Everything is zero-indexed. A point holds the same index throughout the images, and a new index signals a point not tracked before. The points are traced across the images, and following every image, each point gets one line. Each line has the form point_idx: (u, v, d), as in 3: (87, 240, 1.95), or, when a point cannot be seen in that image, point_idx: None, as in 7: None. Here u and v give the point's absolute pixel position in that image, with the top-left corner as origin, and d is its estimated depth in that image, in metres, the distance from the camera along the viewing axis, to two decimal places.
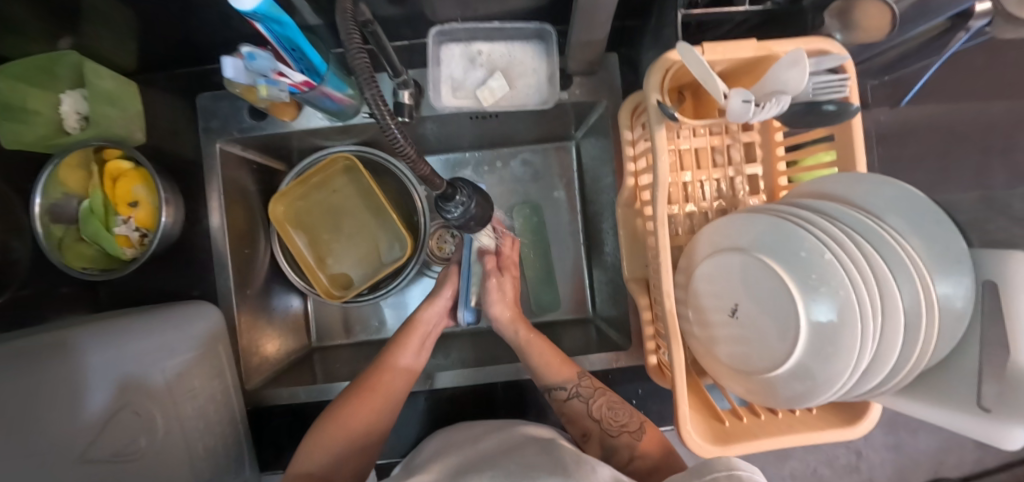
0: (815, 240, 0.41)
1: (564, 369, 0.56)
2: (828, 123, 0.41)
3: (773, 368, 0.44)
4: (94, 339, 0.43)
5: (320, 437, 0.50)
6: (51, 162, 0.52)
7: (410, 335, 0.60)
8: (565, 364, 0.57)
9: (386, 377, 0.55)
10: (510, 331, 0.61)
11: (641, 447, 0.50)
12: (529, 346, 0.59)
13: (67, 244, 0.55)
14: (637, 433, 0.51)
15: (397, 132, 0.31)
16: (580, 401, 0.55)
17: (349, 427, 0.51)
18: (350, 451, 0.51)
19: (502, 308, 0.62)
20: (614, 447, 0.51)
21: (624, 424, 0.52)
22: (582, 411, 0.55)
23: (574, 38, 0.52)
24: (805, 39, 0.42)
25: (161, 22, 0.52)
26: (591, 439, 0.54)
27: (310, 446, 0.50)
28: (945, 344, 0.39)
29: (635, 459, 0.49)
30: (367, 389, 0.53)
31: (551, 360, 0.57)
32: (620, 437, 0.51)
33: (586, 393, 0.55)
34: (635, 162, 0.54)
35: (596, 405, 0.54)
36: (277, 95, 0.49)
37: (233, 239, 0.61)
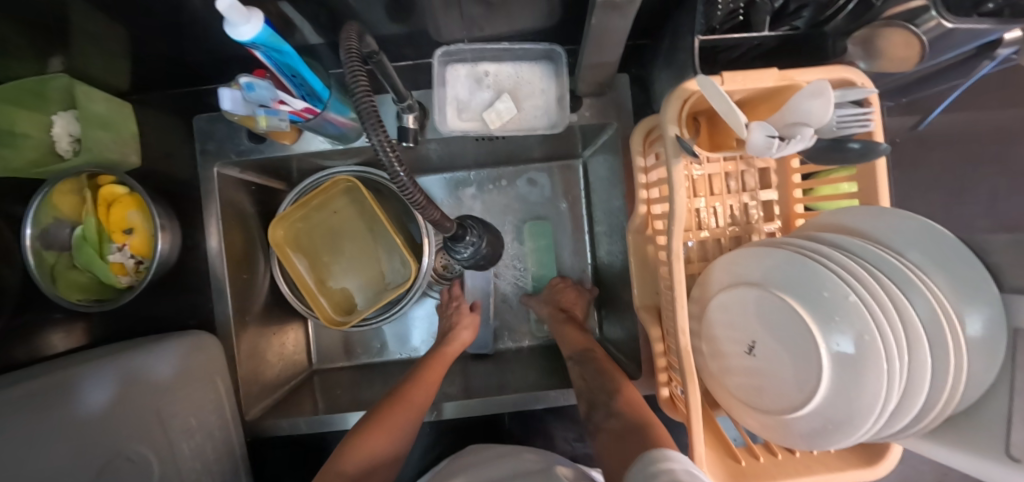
0: (838, 281, 0.39)
1: (577, 340, 0.62)
2: (854, 161, 0.39)
3: (792, 409, 0.43)
4: (98, 376, 0.41)
5: (358, 443, 0.49)
6: (41, 189, 0.50)
7: (436, 360, 0.60)
8: (576, 338, 0.62)
9: (413, 396, 0.54)
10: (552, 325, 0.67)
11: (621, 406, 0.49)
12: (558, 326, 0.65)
13: (59, 273, 0.53)
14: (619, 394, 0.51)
15: (398, 170, 0.30)
16: (576, 366, 0.57)
17: (389, 430, 0.50)
18: (384, 457, 0.50)
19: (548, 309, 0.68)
20: (597, 402, 0.51)
21: (608, 388, 0.52)
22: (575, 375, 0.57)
23: (585, 61, 0.50)
24: (827, 67, 0.41)
25: (155, 43, 0.50)
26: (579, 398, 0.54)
27: (354, 448, 0.49)
28: (973, 389, 0.38)
29: (610, 416, 0.49)
30: (401, 401, 0.53)
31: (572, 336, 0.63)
32: (602, 393, 0.52)
33: (585, 359, 0.58)
34: (648, 190, 0.52)
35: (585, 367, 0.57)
36: (278, 125, 0.46)
37: (232, 264, 0.59)
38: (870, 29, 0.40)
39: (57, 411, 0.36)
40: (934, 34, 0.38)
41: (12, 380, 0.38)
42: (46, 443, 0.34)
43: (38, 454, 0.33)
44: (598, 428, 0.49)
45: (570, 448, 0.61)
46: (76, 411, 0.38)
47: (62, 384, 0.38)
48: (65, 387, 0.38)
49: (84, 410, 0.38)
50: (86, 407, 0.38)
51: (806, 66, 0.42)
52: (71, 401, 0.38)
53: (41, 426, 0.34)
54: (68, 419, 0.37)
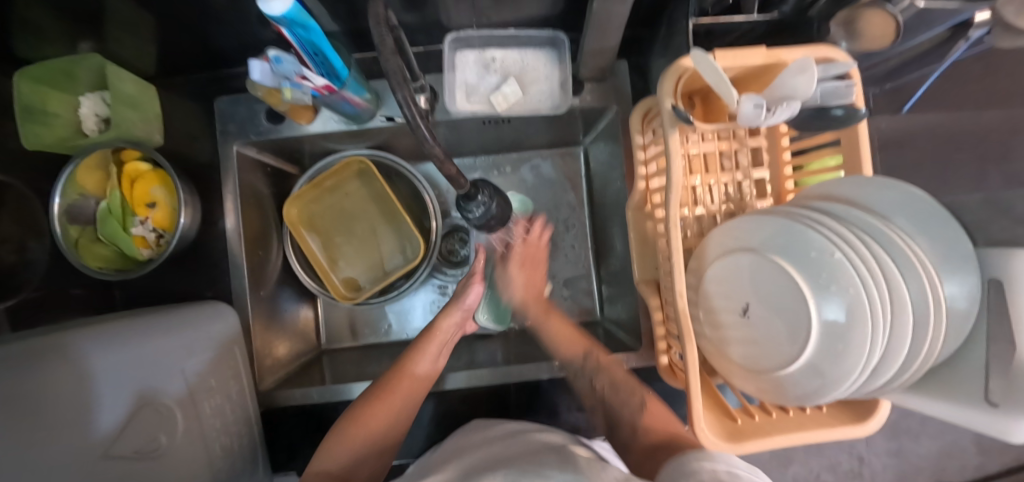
0: (826, 241, 0.42)
1: (575, 343, 0.59)
2: (836, 127, 0.43)
3: (783, 366, 0.45)
4: (104, 337, 0.42)
5: (336, 440, 0.49)
6: (71, 162, 0.52)
7: (429, 341, 0.59)
8: (576, 340, 0.59)
9: (403, 383, 0.54)
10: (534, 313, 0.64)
11: (644, 423, 0.48)
12: (541, 324, 0.63)
13: (82, 245, 0.55)
14: (640, 414, 0.49)
15: (426, 131, 0.32)
16: (586, 378, 0.56)
17: (368, 427, 0.50)
18: (377, 445, 0.51)
19: (518, 272, 0.65)
20: (621, 427, 0.50)
21: (628, 405, 0.51)
22: (589, 389, 0.56)
23: (587, 45, 0.53)
24: (812, 46, 0.44)
25: (181, 27, 0.53)
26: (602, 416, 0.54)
27: (331, 447, 0.49)
28: (952, 341, 0.40)
29: (637, 433, 0.48)
30: (383, 394, 0.52)
31: (565, 335, 0.61)
32: (623, 409, 0.51)
33: (593, 369, 0.56)
34: (646, 167, 0.55)
35: (600, 380, 0.55)
36: (301, 97, 0.50)
37: (248, 242, 0.61)
38: (851, 11, 0.44)
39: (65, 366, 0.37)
40: (909, 14, 0.43)
41: (40, 335, 0.39)
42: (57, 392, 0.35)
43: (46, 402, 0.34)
44: (626, 446, 0.49)
45: (572, 419, 0.63)
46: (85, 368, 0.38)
47: (62, 343, 0.38)
48: (73, 345, 0.39)
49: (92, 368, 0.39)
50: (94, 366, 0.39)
51: (793, 46, 0.45)
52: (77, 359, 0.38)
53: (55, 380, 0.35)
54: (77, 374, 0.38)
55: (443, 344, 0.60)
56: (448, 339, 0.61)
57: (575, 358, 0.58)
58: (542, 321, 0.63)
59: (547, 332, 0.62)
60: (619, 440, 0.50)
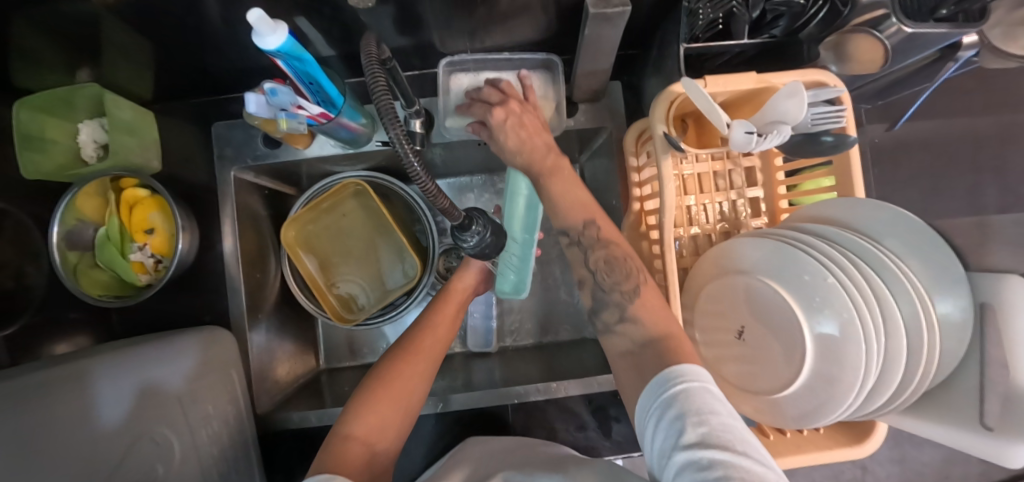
0: (817, 264, 0.42)
1: (580, 210, 0.49)
2: (828, 153, 0.44)
3: (781, 389, 0.45)
4: (109, 367, 0.43)
5: (361, 407, 0.47)
6: (70, 190, 0.53)
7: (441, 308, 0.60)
8: (585, 207, 0.49)
9: (398, 380, 0.50)
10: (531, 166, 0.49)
11: (632, 308, 0.44)
12: (542, 185, 0.48)
13: (81, 271, 0.56)
14: (632, 295, 0.45)
15: (413, 162, 0.31)
16: (580, 249, 0.48)
17: (394, 395, 0.49)
18: (403, 409, 0.49)
19: (512, 127, 0.49)
20: (605, 302, 0.47)
21: (618, 282, 0.46)
22: (581, 259, 0.49)
23: (579, 68, 0.54)
24: (801, 72, 0.45)
25: (178, 55, 0.54)
26: (585, 286, 0.49)
27: (361, 411, 0.47)
28: (947, 364, 0.41)
29: (624, 321, 0.44)
30: (380, 390, 0.49)
31: (573, 197, 0.49)
32: (613, 292, 0.46)
33: (587, 241, 0.48)
34: (641, 188, 0.56)
35: (594, 255, 0.47)
36: (296, 127, 0.50)
37: (246, 265, 0.62)
38: (840, 36, 0.45)
39: (69, 393, 0.38)
40: (896, 38, 0.43)
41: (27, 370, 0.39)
42: (63, 421, 0.36)
43: (45, 439, 0.34)
44: None
45: (571, 438, 0.62)
46: (87, 397, 0.39)
47: (62, 375, 0.39)
48: (79, 376, 0.40)
49: (93, 397, 0.40)
50: (96, 395, 0.40)
51: (783, 71, 0.46)
52: (79, 387, 0.39)
53: (52, 415, 0.36)
54: (80, 403, 0.38)
55: (433, 346, 0.55)
56: (440, 338, 0.57)
57: (574, 228, 0.48)
58: (546, 184, 0.49)
59: (546, 192, 0.49)
60: (602, 318, 0.47)
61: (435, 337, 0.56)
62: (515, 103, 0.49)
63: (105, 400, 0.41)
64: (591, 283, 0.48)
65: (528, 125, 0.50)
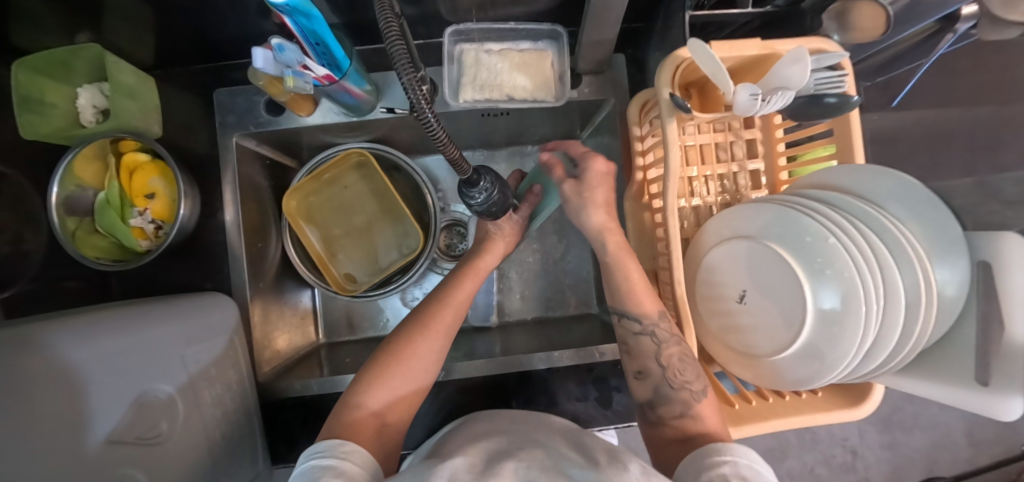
0: (819, 226, 0.43)
1: (652, 303, 0.51)
2: (830, 115, 0.44)
3: (780, 351, 0.46)
4: (77, 331, 0.41)
5: (373, 382, 0.47)
6: (70, 152, 0.52)
7: (461, 280, 0.57)
8: (655, 298, 0.51)
9: (415, 354, 0.49)
10: (598, 242, 0.55)
11: (698, 408, 0.46)
12: (617, 266, 0.53)
13: (80, 236, 0.55)
14: (701, 394, 0.47)
15: (431, 118, 0.29)
16: (652, 342, 0.49)
17: (407, 370, 0.48)
18: (412, 390, 0.48)
19: (600, 214, 0.55)
20: (669, 398, 0.48)
21: (688, 381, 0.47)
22: (651, 351, 0.50)
23: (585, 37, 0.54)
24: (805, 38, 0.45)
25: (179, 19, 0.53)
26: (646, 379, 0.50)
27: (374, 383, 0.47)
28: (943, 323, 0.41)
29: (683, 418, 0.46)
30: (394, 364, 0.48)
31: (641, 289, 0.52)
32: (680, 392, 0.47)
33: (663, 335, 0.49)
34: (644, 157, 0.56)
35: (668, 351, 0.48)
36: (302, 87, 0.49)
37: (247, 234, 0.61)
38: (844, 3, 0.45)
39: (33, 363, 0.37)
40: (898, 6, 0.45)
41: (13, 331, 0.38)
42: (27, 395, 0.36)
43: None
44: (665, 421, 0.48)
45: (572, 409, 0.62)
46: (56, 365, 0.38)
47: None
48: (42, 345, 0.38)
49: (65, 364, 0.39)
50: (70, 361, 0.39)
51: (787, 38, 0.46)
52: (42, 357, 0.38)
53: None
54: (51, 372, 0.38)
55: (451, 324, 0.52)
56: (458, 314, 0.54)
57: (646, 317, 0.50)
58: (619, 259, 0.54)
59: (613, 283, 0.54)
60: (658, 412, 0.49)
61: (453, 313, 0.53)
62: (600, 162, 0.55)
63: (84, 366, 0.40)
64: (656, 379, 0.49)
65: (606, 195, 0.56)
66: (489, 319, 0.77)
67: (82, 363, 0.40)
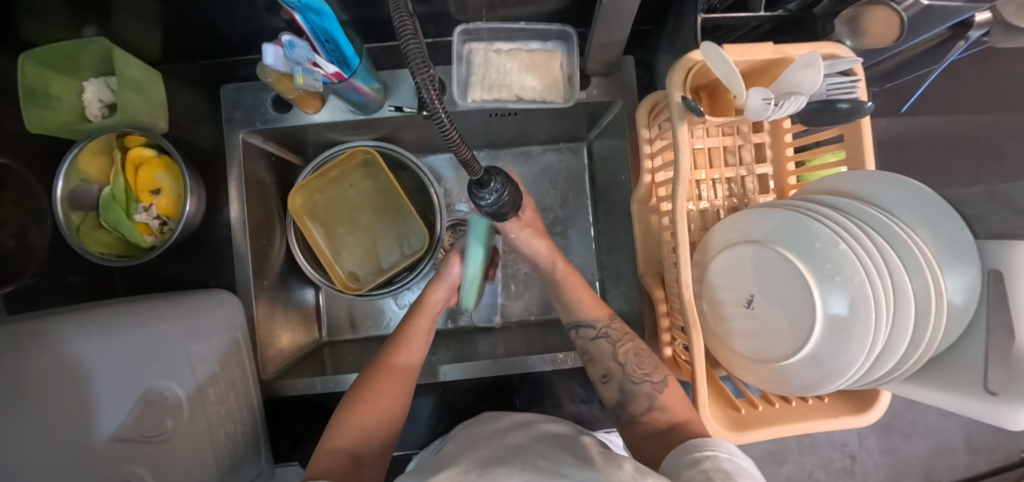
0: (830, 232, 0.43)
1: (595, 308, 0.60)
2: (842, 121, 0.43)
3: (787, 357, 0.46)
4: (82, 326, 0.39)
5: (343, 420, 0.47)
6: (77, 146, 0.52)
7: (422, 310, 0.61)
8: (596, 306, 0.60)
9: (380, 392, 0.50)
10: (549, 263, 0.65)
11: (662, 398, 0.49)
12: (563, 281, 0.63)
13: (84, 231, 0.55)
14: (660, 385, 0.50)
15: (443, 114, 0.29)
16: (607, 341, 0.56)
17: (375, 406, 0.49)
18: (385, 423, 0.49)
19: (541, 241, 0.65)
20: (633, 394, 0.51)
21: (647, 373, 0.52)
22: (608, 352, 0.55)
23: (595, 39, 0.53)
24: (818, 43, 0.45)
25: (188, 13, 0.53)
26: (612, 380, 0.53)
27: (343, 422, 0.47)
28: (953, 330, 0.41)
29: (652, 410, 0.49)
30: (365, 394, 0.49)
31: (584, 298, 0.61)
32: (643, 384, 0.51)
33: (614, 335, 0.56)
34: (652, 160, 0.56)
35: (623, 347, 0.55)
36: (311, 84, 0.49)
37: (252, 231, 0.61)
38: (856, 9, 0.44)
39: (42, 354, 0.35)
40: (912, 12, 0.44)
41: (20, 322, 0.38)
42: (42, 391, 0.34)
43: (36, 393, 0.33)
44: (636, 418, 0.50)
45: (575, 412, 0.62)
46: (67, 356, 0.36)
47: (59, 328, 0.38)
48: (50, 337, 0.36)
49: (77, 358, 0.37)
50: (83, 355, 0.37)
51: (799, 42, 0.46)
52: (52, 349, 0.36)
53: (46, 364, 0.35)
54: (65, 364, 0.36)
55: (409, 359, 0.54)
56: (416, 349, 0.56)
57: (598, 321, 0.58)
58: (563, 277, 0.64)
59: (563, 296, 0.63)
60: (629, 410, 0.51)
61: (411, 350, 0.55)
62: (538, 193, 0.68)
63: (95, 360, 0.38)
64: (618, 375, 0.53)
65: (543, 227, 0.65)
66: (493, 317, 0.76)
67: (92, 357, 0.38)
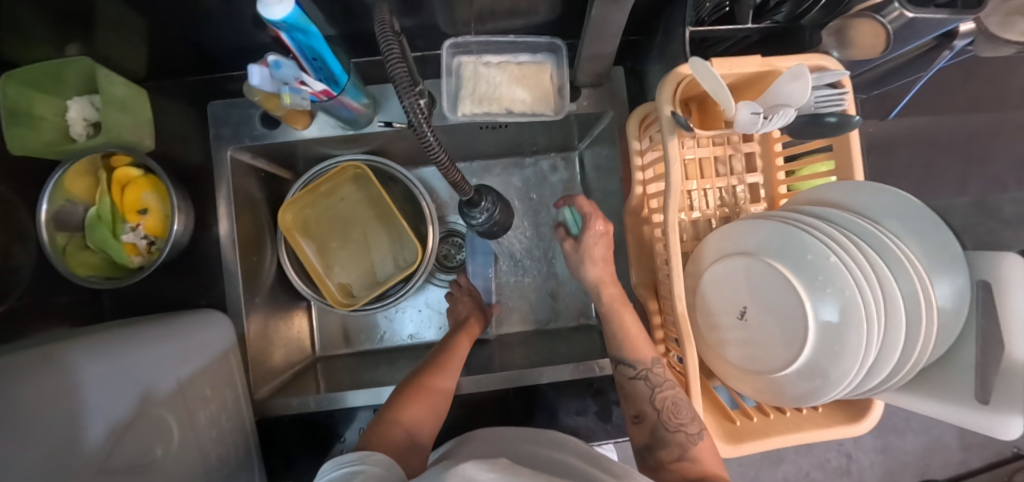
0: (820, 244, 0.43)
1: (642, 350, 0.53)
2: (831, 134, 0.43)
3: (781, 368, 0.46)
4: (88, 351, 0.40)
5: (402, 404, 0.48)
6: (61, 168, 0.51)
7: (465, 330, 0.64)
8: (643, 345, 0.54)
9: (436, 384, 0.51)
10: (598, 295, 0.58)
11: (693, 450, 0.47)
12: (612, 315, 0.56)
13: (70, 253, 0.54)
14: (696, 437, 0.47)
15: None
16: (645, 385, 0.51)
17: (432, 392, 0.50)
18: (430, 421, 0.47)
19: (600, 268, 0.59)
20: (665, 440, 0.49)
21: (683, 423, 0.48)
22: (646, 395, 0.51)
23: (585, 51, 0.53)
24: (804, 55, 0.45)
25: (173, 31, 0.52)
26: (643, 423, 0.52)
27: (403, 406, 0.47)
28: (943, 339, 0.42)
29: (681, 460, 0.47)
30: (420, 387, 0.50)
31: (633, 337, 0.55)
32: (675, 434, 0.48)
33: (656, 380, 0.51)
34: (643, 172, 0.56)
35: (661, 394, 0.50)
36: (299, 103, 0.49)
37: (242, 248, 0.60)
38: (842, 21, 0.46)
39: (38, 382, 0.34)
40: (898, 24, 0.44)
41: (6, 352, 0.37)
42: (53, 410, 0.34)
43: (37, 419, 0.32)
44: (665, 465, 0.49)
45: (572, 424, 0.62)
46: (62, 385, 0.36)
47: (48, 358, 0.37)
48: (55, 360, 0.37)
49: (70, 387, 0.36)
50: (83, 378, 0.38)
51: (786, 54, 0.46)
52: (49, 377, 0.35)
53: (43, 391, 0.34)
54: (60, 392, 0.35)
55: (459, 369, 0.56)
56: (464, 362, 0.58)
57: (640, 363, 0.52)
58: (614, 312, 0.56)
59: (610, 330, 0.56)
60: (657, 455, 0.50)
61: (461, 361, 0.57)
62: (601, 223, 0.58)
63: (94, 384, 0.38)
64: (652, 421, 0.50)
65: (605, 252, 0.59)
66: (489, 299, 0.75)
67: (90, 381, 0.38)
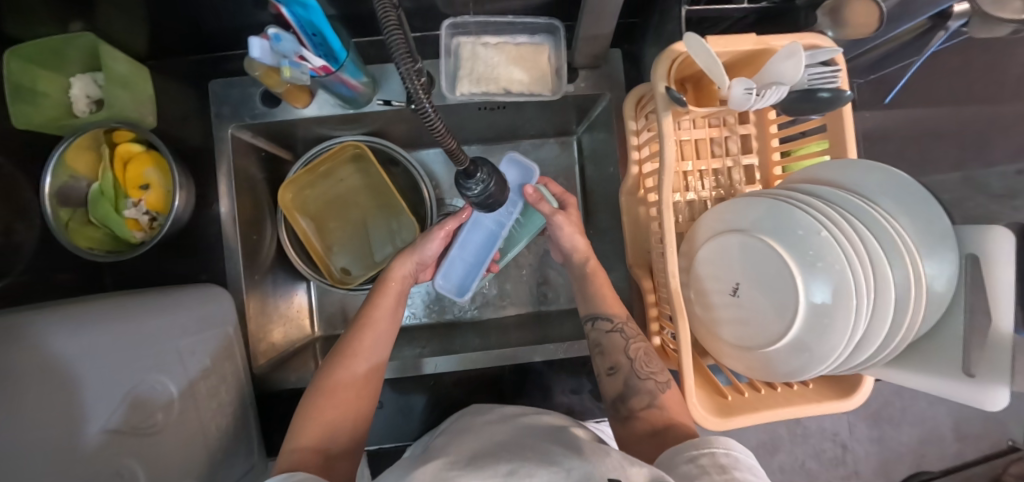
0: (811, 219, 0.43)
1: (616, 305, 0.57)
2: (822, 110, 0.45)
3: (772, 344, 0.46)
4: (71, 317, 0.40)
5: (306, 417, 0.45)
6: (63, 142, 0.51)
7: (384, 291, 0.56)
8: (617, 302, 0.58)
9: (343, 388, 0.47)
10: (579, 261, 0.62)
11: (662, 398, 0.49)
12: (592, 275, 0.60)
13: (73, 227, 0.55)
14: (664, 385, 0.50)
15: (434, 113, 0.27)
16: (621, 336, 0.54)
17: (340, 397, 0.47)
18: (346, 425, 0.46)
19: (577, 236, 0.61)
20: (637, 389, 0.50)
21: (653, 372, 0.51)
22: (620, 345, 0.54)
23: (582, 32, 0.54)
24: (799, 34, 0.46)
25: (174, 9, 0.53)
26: (618, 374, 0.52)
27: (307, 419, 0.45)
28: (933, 313, 0.42)
29: (651, 407, 0.49)
30: (324, 396, 0.46)
31: (606, 294, 0.59)
32: (647, 382, 0.51)
33: (630, 331, 0.55)
34: (639, 151, 0.57)
35: (635, 344, 0.53)
36: (299, 78, 0.49)
37: (242, 226, 0.61)
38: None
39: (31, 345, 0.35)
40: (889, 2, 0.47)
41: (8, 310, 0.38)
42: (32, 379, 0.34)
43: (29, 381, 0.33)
44: (633, 414, 0.49)
45: (565, 402, 0.63)
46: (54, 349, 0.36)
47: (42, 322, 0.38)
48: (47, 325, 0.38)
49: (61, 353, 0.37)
50: (71, 348, 0.38)
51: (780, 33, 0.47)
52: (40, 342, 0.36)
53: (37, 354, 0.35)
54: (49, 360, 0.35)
55: (374, 344, 0.51)
56: (380, 334, 0.52)
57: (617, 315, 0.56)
58: (593, 274, 0.60)
59: (587, 288, 0.60)
60: (629, 405, 0.50)
61: (375, 334, 0.52)
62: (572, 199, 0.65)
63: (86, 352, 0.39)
64: (625, 370, 0.52)
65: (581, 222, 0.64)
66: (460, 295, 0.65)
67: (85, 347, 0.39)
